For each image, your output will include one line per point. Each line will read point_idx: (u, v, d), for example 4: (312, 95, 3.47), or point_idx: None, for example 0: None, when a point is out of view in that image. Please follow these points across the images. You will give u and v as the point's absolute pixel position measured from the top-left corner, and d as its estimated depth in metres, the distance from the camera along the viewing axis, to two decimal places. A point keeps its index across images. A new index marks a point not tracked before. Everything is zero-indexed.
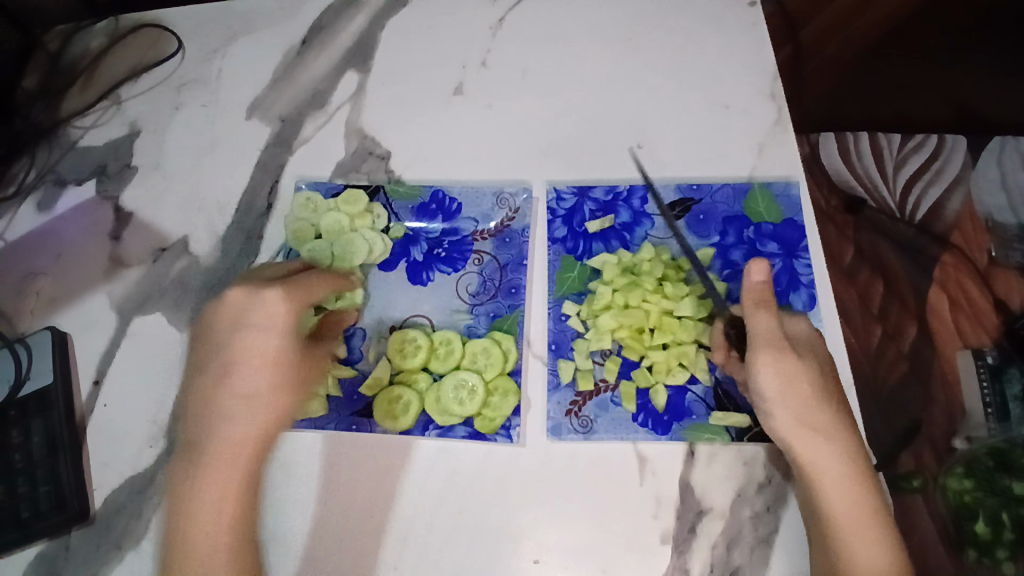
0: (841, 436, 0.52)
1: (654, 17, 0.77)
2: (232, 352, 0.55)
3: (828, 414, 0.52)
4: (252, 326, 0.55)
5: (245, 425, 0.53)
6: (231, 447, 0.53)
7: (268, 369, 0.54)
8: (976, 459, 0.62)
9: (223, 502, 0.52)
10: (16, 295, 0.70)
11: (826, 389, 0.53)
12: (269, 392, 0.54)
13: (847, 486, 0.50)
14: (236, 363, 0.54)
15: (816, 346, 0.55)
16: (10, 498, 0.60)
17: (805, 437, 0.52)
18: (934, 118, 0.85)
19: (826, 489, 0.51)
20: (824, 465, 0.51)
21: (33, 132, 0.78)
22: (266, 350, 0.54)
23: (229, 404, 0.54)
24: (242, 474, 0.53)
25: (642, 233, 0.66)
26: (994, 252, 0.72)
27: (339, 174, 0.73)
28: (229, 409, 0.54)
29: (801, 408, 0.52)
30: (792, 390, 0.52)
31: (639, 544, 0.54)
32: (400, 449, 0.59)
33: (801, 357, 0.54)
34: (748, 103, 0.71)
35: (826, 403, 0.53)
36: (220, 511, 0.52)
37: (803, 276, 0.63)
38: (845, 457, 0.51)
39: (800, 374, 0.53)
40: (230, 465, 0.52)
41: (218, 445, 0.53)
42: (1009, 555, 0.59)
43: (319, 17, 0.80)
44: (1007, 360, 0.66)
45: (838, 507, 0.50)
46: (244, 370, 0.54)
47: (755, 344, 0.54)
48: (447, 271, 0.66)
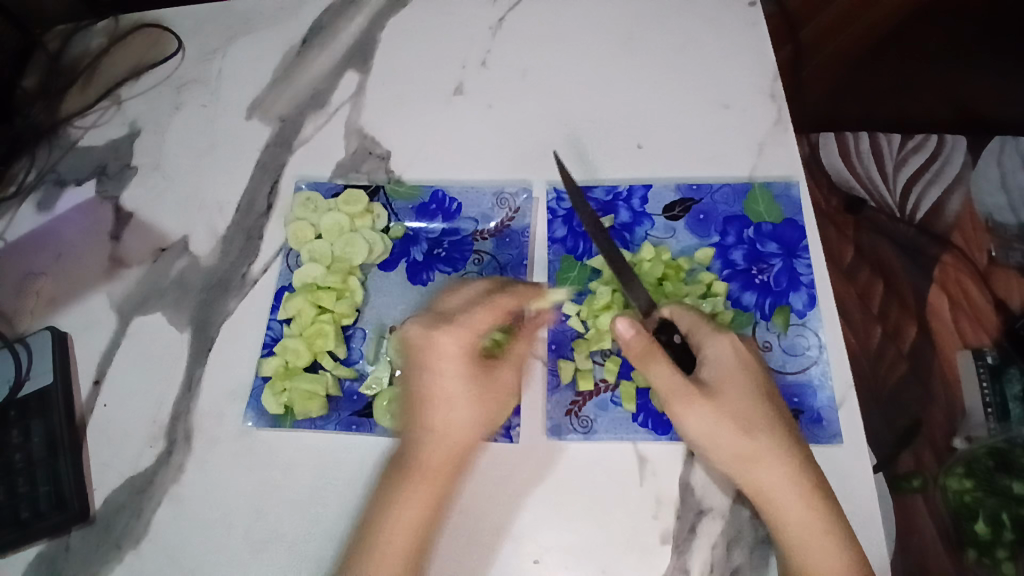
0: (781, 462, 0.50)
1: (654, 17, 0.77)
2: (416, 370, 0.54)
3: (761, 441, 0.51)
4: (433, 340, 0.53)
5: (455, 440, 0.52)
6: (427, 472, 0.51)
7: (439, 384, 0.53)
8: (976, 459, 0.62)
9: (406, 532, 0.50)
10: (16, 294, 0.70)
11: (756, 419, 0.52)
12: (472, 410, 0.53)
13: (800, 508, 0.50)
14: (433, 386, 0.53)
15: (737, 372, 0.53)
16: (10, 498, 0.59)
17: (741, 471, 0.51)
18: (933, 119, 0.85)
19: (778, 513, 0.51)
20: (770, 492, 0.51)
21: (33, 132, 0.78)
22: (466, 360, 0.54)
23: (438, 429, 0.52)
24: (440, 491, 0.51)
25: (642, 233, 0.66)
26: (994, 252, 0.72)
27: (339, 174, 0.73)
28: (431, 433, 0.52)
29: (727, 445, 0.51)
30: (711, 431, 0.51)
31: (640, 544, 0.54)
32: (400, 449, 0.59)
33: (718, 393, 0.52)
34: (747, 102, 0.71)
35: (760, 433, 0.51)
36: (416, 539, 0.50)
37: (803, 276, 0.62)
38: (790, 481, 0.50)
39: (718, 409, 0.51)
40: (432, 489, 0.51)
41: (420, 475, 0.51)
42: (1010, 555, 0.59)
43: (319, 18, 0.81)
44: (1007, 361, 0.67)
45: (794, 529, 0.50)
46: (471, 386, 0.54)
47: (662, 394, 0.53)
48: (447, 271, 0.66)
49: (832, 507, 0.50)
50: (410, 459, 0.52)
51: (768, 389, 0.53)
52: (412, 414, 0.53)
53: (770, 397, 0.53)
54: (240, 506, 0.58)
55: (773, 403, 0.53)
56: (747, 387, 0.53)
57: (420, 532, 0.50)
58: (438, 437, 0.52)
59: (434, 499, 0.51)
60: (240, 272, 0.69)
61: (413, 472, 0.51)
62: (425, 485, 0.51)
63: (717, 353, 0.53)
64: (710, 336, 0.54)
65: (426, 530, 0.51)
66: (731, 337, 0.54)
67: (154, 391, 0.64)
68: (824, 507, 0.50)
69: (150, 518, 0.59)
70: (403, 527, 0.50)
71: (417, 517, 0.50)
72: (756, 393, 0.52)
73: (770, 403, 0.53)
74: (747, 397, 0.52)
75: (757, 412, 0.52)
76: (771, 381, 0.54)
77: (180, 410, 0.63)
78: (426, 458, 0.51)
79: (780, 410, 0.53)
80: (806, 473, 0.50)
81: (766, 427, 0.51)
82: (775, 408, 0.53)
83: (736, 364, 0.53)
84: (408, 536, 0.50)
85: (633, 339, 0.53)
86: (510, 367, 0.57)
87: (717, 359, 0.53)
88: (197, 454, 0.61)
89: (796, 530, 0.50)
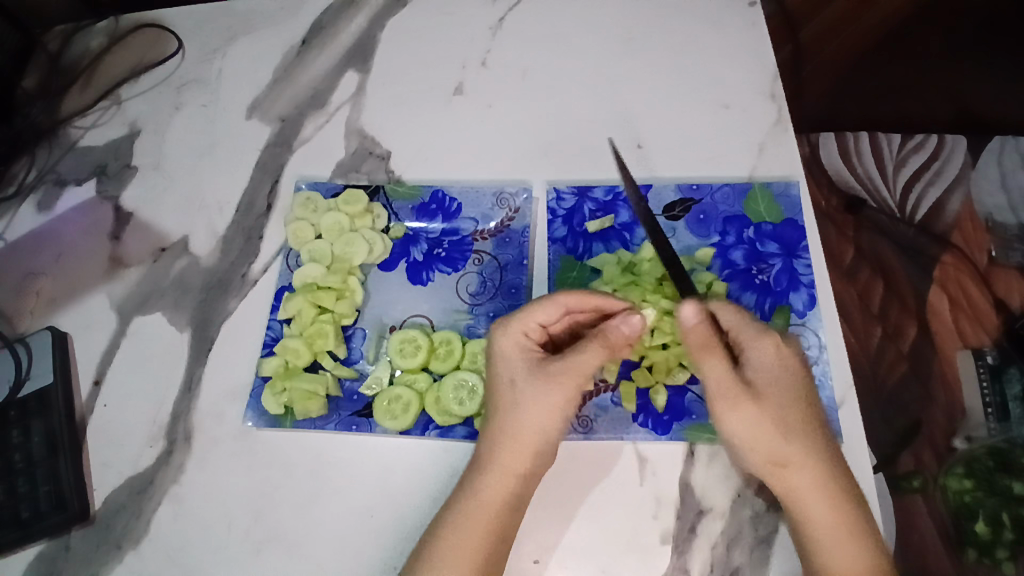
0: (814, 462, 0.50)
1: (654, 17, 0.77)
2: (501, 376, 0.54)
3: (789, 425, 0.51)
4: (504, 351, 0.54)
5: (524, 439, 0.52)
6: (502, 477, 0.51)
7: (523, 394, 0.52)
8: (976, 459, 0.62)
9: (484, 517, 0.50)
10: (17, 294, 0.70)
11: (792, 419, 0.51)
12: (527, 413, 0.52)
13: (829, 505, 0.50)
14: (517, 392, 0.53)
15: (777, 365, 0.52)
16: (11, 498, 0.59)
17: (774, 471, 0.51)
18: (934, 119, 0.85)
19: (806, 512, 0.50)
20: (802, 493, 0.50)
21: (33, 132, 0.78)
22: (522, 362, 0.54)
23: (509, 432, 0.52)
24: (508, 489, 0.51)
25: (642, 233, 0.66)
26: (994, 252, 0.72)
27: (339, 174, 0.73)
28: (503, 435, 0.52)
29: (765, 443, 0.51)
30: (756, 432, 0.51)
31: (639, 544, 0.54)
32: (400, 449, 0.59)
33: (761, 390, 0.52)
34: (747, 102, 0.71)
35: (798, 433, 0.51)
36: (490, 535, 0.50)
37: (803, 276, 0.62)
38: (822, 481, 0.50)
39: (761, 409, 0.51)
40: (504, 493, 0.51)
41: (495, 476, 0.51)
42: (1009, 554, 0.59)
43: (319, 18, 0.81)
44: (1007, 361, 0.66)
45: (821, 527, 0.50)
46: (545, 391, 0.52)
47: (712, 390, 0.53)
48: (447, 271, 0.66)
49: (859, 505, 0.51)
50: (485, 460, 0.52)
51: (808, 390, 0.52)
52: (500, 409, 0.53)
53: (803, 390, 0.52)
54: (239, 507, 0.58)
55: (811, 405, 0.52)
56: (778, 376, 0.52)
57: (490, 534, 0.50)
58: (513, 442, 0.52)
59: (505, 501, 0.51)
60: (240, 272, 0.69)
61: (491, 469, 0.52)
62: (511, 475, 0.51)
63: (762, 354, 0.53)
64: (756, 337, 0.53)
65: (499, 534, 0.50)
66: (775, 340, 0.53)
67: (155, 391, 0.64)
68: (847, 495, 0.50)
69: (150, 518, 0.59)
70: (476, 529, 0.50)
71: (490, 522, 0.50)
72: (798, 395, 0.52)
73: (810, 405, 0.52)
74: (788, 398, 0.52)
75: (786, 398, 0.52)
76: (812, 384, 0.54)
77: (180, 410, 0.63)
78: (502, 451, 0.52)
79: (818, 412, 0.52)
80: (840, 473, 0.51)
81: (805, 426, 0.51)
82: (814, 410, 0.52)
83: (779, 364, 0.53)
84: (480, 539, 0.50)
85: (694, 329, 0.53)
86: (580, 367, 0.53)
87: (763, 358, 0.53)
88: (197, 454, 0.61)
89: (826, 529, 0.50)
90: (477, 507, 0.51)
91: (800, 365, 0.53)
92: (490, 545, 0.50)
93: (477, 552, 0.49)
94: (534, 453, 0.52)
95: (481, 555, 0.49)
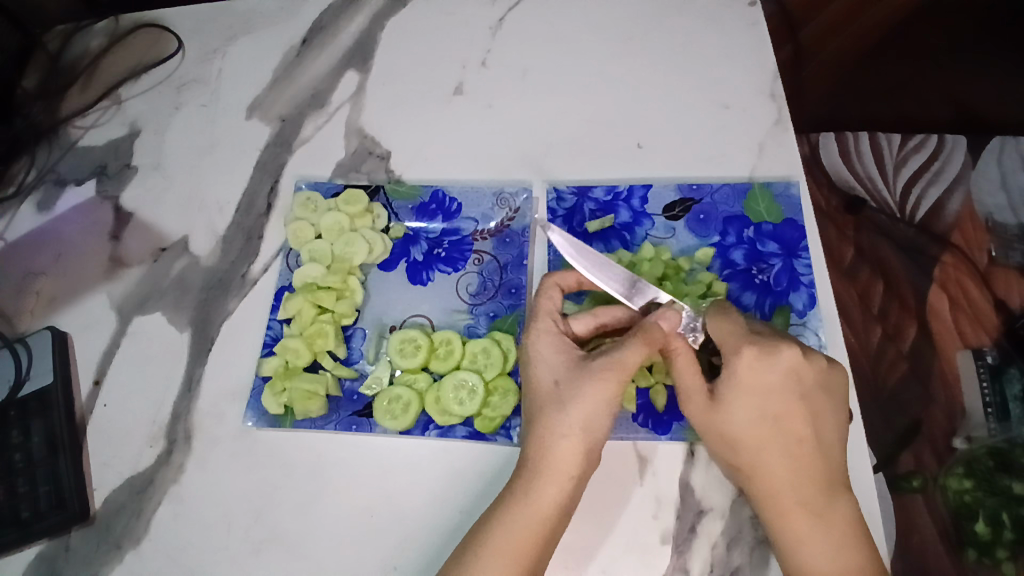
0: (771, 473, 0.51)
1: (654, 17, 0.77)
2: (539, 378, 0.54)
3: (766, 435, 0.51)
4: (538, 355, 0.55)
5: (566, 440, 0.50)
6: (558, 483, 0.50)
7: (575, 395, 0.51)
8: (976, 459, 0.62)
9: (526, 522, 0.48)
10: (17, 294, 0.70)
11: (755, 432, 0.51)
12: (572, 409, 0.51)
13: (788, 515, 0.50)
14: (563, 394, 0.52)
15: (764, 381, 0.52)
16: (10, 498, 0.59)
17: (749, 476, 0.52)
18: (934, 119, 0.85)
19: (765, 516, 0.51)
20: (761, 500, 0.51)
21: (33, 132, 0.78)
22: (560, 359, 0.54)
23: (561, 435, 0.51)
24: (551, 491, 0.50)
25: (642, 233, 0.66)
26: (994, 252, 0.72)
27: (339, 174, 0.73)
28: (560, 443, 0.50)
29: (718, 450, 0.53)
30: (711, 438, 0.53)
31: (639, 544, 0.54)
32: (400, 449, 0.59)
33: (726, 402, 0.52)
34: (748, 103, 0.71)
35: (759, 444, 0.51)
36: (536, 540, 0.48)
37: (803, 276, 0.62)
38: (777, 491, 0.51)
39: (715, 421, 0.53)
40: (558, 499, 0.50)
41: (552, 483, 0.50)
42: (1010, 555, 0.59)
43: (319, 18, 0.81)
44: (1007, 360, 0.66)
45: (777, 533, 0.51)
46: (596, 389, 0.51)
47: (688, 396, 0.54)
48: (447, 271, 0.66)
49: (826, 521, 0.50)
50: (536, 468, 0.50)
51: (786, 405, 0.51)
52: (537, 410, 0.52)
53: (788, 404, 0.51)
54: (240, 506, 0.58)
55: (784, 419, 0.51)
56: (763, 390, 0.52)
57: (540, 542, 0.48)
58: (555, 446, 0.50)
59: (555, 507, 0.49)
60: (240, 272, 0.69)
61: (543, 475, 0.50)
62: (553, 479, 0.50)
63: (739, 366, 0.52)
64: (732, 348, 0.53)
65: (549, 541, 0.49)
66: (748, 353, 0.52)
67: (155, 391, 0.64)
68: (828, 506, 0.50)
69: (150, 518, 0.59)
70: (525, 538, 0.48)
71: (541, 529, 0.49)
72: (766, 409, 0.51)
73: (783, 419, 0.51)
74: (755, 411, 0.52)
75: (767, 409, 0.51)
76: (795, 400, 0.51)
77: (180, 410, 0.63)
78: (535, 452, 0.51)
79: (797, 426, 0.51)
80: (801, 487, 0.50)
81: (772, 437, 0.51)
82: (789, 423, 0.51)
83: (752, 376, 0.52)
84: (528, 547, 0.48)
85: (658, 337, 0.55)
86: (614, 360, 0.52)
87: (735, 369, 0.52)
88: (197, 453, 0.61)
89: (788, 535, 0.50)
90: (522, 517, 0.49)
91: (781, 378, 0.52)
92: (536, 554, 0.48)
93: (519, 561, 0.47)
94: (589, 457, 0.51)
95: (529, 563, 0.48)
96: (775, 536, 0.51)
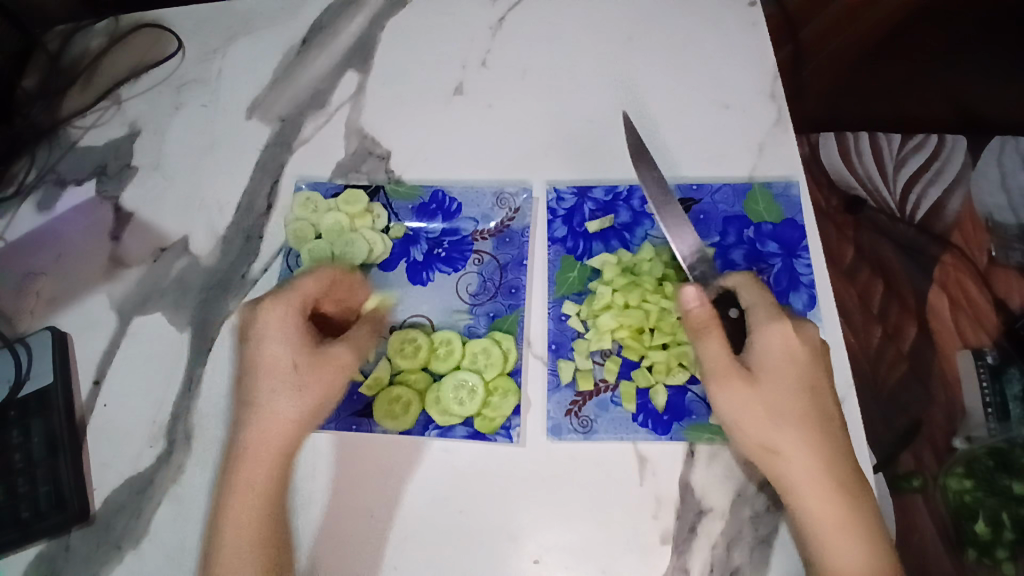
0: (808, 451, 0.51)
1: (654, 17, 0.77)
2: (256, 348, 0.57)
3: (802, 410, 0.53)
4: (270, 322, 0.57)
5: (269, 420, 0.55)
6: (259, 463, 0.55)
7: (290, 380, 0.56)
8: (976, 459, 0.62)
9: (256, 489, 0.54)
10: (17, 294, 0.70)
11: (794, 406, 0.52)
12: (268, 388, 0.56)
13: (824, 500, 0.50)
14: (281, 375, 0.56)
15: (797, 359, 0.54)
16: (9, 498, 0.60)
17: (777, 459, 0.52)
18: (933, 118, 0.85)
19: (801, 501, 0.51)
20: (796, 484, 0.51)
21: (33, 132, 0.78)
22: (294, 340, 0.57)
23: (271, 418, 0.56)
24: (275, 462, 0.55)
25: (642, 233, 0.66)
26: (994, 252, 0.72)
27: (339, 174, 0.73)
28: (275, 420, 0.55)
29: (754, 431, 0.53)
30: (746, 417, 0.53)
31: (639, 544, 0.54)
32: (400, 449, 0.59)
33: (761, 378, 0.54)
34: (747, 103, 0.71)
35: (798, 419, 0.52)
36: (267, 507, 0.54)
37: (803, 276, 0.63)
38: (815, 471, 0.51)
39: (753, 397, 0.53)
40: (264, 476, 0.55)
41: (258, 457, 0.55)
42: (1010, 555, 0.59)
43: (319, 18, 0.81)
44: (1007, 361, 0.66)
45: (815, 518, 0.50)
46: (316, 374, 0.57)
47: (709, 373, 0.55)
48: (447, 271, 0.66)
49: (859, 500, 0.51)
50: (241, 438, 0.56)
51: (818, 379, 0.54)
52: (251, 376, 0.57)
53: (820, 384, 0.54)
54: None
55: (817, 393, 0.53)
56: (796, 366, 0.54)
57: (267, 520, 0.54)
58: (267, 426, 0.55)
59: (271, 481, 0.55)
60: (240, 272, 0.69)
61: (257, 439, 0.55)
62: (268, 456, 0.55)
63: (773, 338, 0.54)
64: (766, 324, 0.55)
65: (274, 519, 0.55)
66: (785, 325, 0.54)
67: (155, 391, 0.64)
68: (857, 491, 0.51)
69: (150, 519, 0.59)
70: (252, 515, 0.53)
71: (265, 506, 0.54)
72: (802, 382, 0.53)
73: (815, 395, 0.53)
74: (791, 384, 0.53)
75: (799, 387, 0.53)
76: (824, 374, 0.54)
77: (180, 410, 0.63)
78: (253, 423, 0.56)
79: (825, 401, 0.53)
80: (836, 465, 0.51)
81: (806, 411, 0.53)
82: (819, 397, 0.53)
83: (785, 351, 0.54)
84: (259, 515, 0.54)
85: (695, 310, 0.55)
86: (282, 353, 0.56)
87: (769, 345, 0.54)
88: (197, 454, 0.61)
89: (826, 524, 0.50)
90: (252, 475, 0.54)
91: (811, 352, 0.54)
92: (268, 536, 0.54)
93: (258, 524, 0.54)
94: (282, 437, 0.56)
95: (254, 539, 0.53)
96: (808, 526, 0.51)
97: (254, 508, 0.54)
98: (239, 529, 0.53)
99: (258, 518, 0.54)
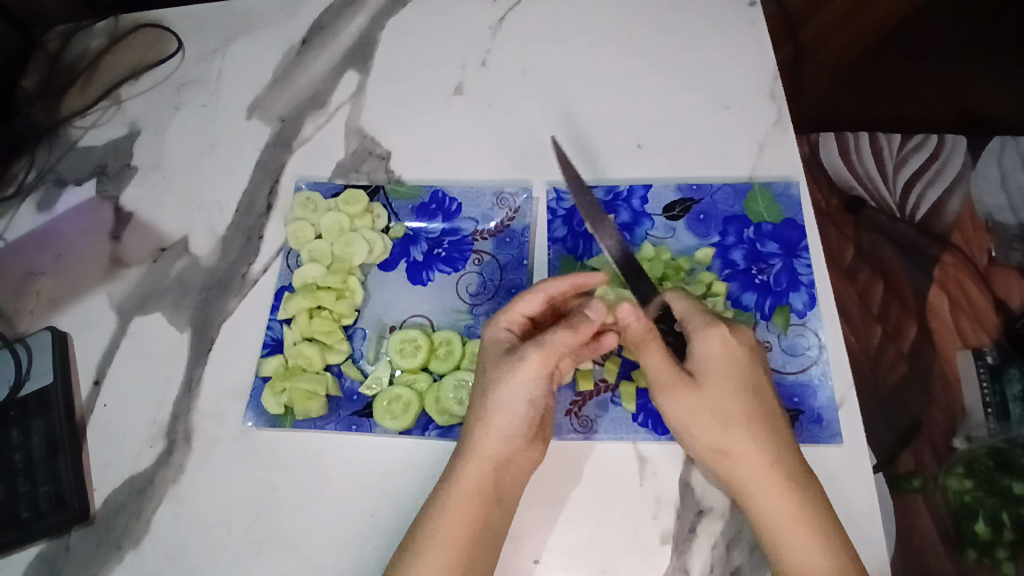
0: (756, 450, 0.52)
1: (654, 17, 0.77)
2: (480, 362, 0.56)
3: (742, 412, 0.53)
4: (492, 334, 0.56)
5: (495, 432, 0.52)
6: (481, 466, 0.52)
7: (499, 384, 0.53)
8: (976, 460, 0.61)
9: (469, 507, 0.50)
10: (17, 294, 0.70)
11: (738, 408, 0.53)
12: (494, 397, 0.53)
13: (773, 502, 0.51)
14: (494, 379, 0.53)
15: (733, 359, 0.54)
16: (10, 498, 0.60)
17: (724, 461, 0.53)
18: (933, 119, 0.84)
19: (755, 503, 0.52)
20: (749, 482, 0.52)
21: (33, 132, 0.78)
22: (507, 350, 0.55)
23: (483, 441, 0.52)
24: (488, 478, 0.52)
25: (642, 233, 0.66)
26: (994, 253, 0.72)
27: (339, 174, 0.73)
28: (480, 425, 0.53)
29: (703, 437, 0.53)
30: (694, 423, 0.53)
31: (639, 544, 0.54)
32: (401, 450, 0.59)
33: (702, 384, 0.54)
34: (747, 103, 0.71)
35: (743, 421, 0.53)
36: (479, 524, 0.50)
37: (803, 276, 0.63)
38: (765, 468, 0.52)
39: (695, 403, 0.53)
40: (480, 480, 0.51)
41: (473, 470, 0.52)
42: (1010, 555, 0.58)
43: (319, 18, 0.81)
44: (1008, 360, 0.66)
45: (769, 520, 0.51)
46: (517, 380, 0.52)
47: (653, 383, 0.55)
48: (447, 271, 0.66)
49: (812, 499, 0.51)
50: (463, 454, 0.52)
51: (758, 379, 0.54)
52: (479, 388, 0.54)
53: (758, 383, 0.54)
54: (239, 506, 0.58)
55: (759, 393, 0.54)
56: (734, 368, 0.54)
57: (477, 529, 0.50)
58: (491, 436, 0.52)
59: (482, 495, 0.51)
60: (240, 272, 0.69)
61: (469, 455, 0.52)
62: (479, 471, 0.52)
63: (709, 344, 0.54)
64: (700, 329, 0.54)
65: (485, 529, 0.50)
66: (721, 330, 0.54)
67: (154, 392, 0.64)
68: (807, 492, 0.51)
69: (150, 519, 0.59)
70: (452, 519, 0.50)
71: (474, 517, 0.50)
72: (742, 384, 0.54)
73: (758, 394, 0.54)
74: (733, 387, 0.53)
75: (741, 389, 0.54)
76: (762, 371, 0.55)
77: (180, 410, 0.63)
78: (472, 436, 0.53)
79: (767, 400, 0.54)
80: (785, 460, 0.52)
81: (749, 412, 0.53)
82: (761, 396, 0.54)
83: (723, 354, 0.54)
84: (462, 532, 0.49)
85: (633, 323, 0.53)
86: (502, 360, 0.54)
87: (703, 349, 0.54)
88: (197, 453, 0.61)
89: (776, 527, 0.51)
90: (461, 493, 0.51)
91: (749, 354, 0.54)
92: (469, 556, 0.49)
93: (461, 543, 0.49)
94: (511, 444, 0.53)
95: (459, 547, 0.49)
96: (762, 529, 0.51)
97: (463, 525, 0.50)
98: (446, 545, 0.49)
99: (468, 535, 0.49)
